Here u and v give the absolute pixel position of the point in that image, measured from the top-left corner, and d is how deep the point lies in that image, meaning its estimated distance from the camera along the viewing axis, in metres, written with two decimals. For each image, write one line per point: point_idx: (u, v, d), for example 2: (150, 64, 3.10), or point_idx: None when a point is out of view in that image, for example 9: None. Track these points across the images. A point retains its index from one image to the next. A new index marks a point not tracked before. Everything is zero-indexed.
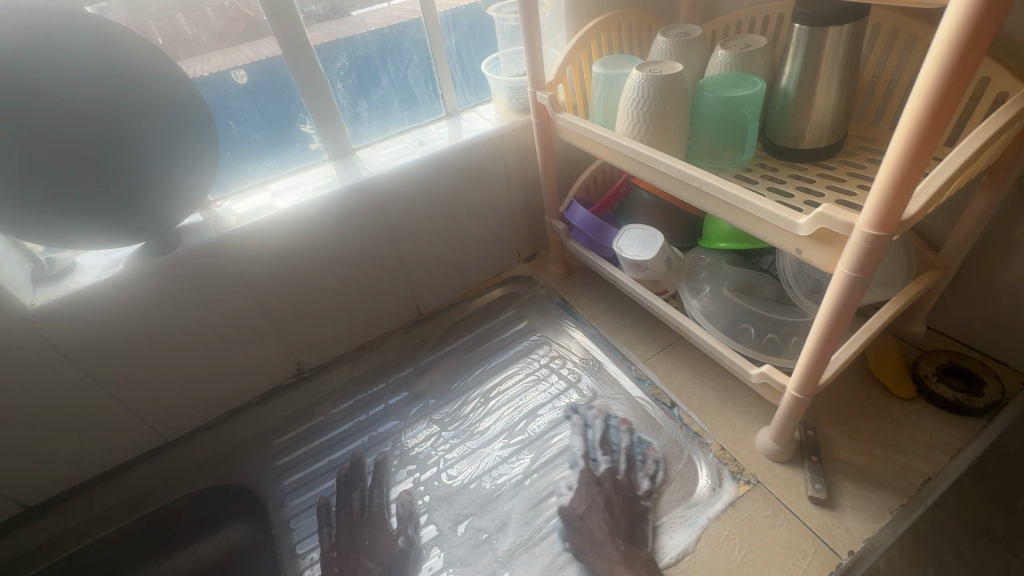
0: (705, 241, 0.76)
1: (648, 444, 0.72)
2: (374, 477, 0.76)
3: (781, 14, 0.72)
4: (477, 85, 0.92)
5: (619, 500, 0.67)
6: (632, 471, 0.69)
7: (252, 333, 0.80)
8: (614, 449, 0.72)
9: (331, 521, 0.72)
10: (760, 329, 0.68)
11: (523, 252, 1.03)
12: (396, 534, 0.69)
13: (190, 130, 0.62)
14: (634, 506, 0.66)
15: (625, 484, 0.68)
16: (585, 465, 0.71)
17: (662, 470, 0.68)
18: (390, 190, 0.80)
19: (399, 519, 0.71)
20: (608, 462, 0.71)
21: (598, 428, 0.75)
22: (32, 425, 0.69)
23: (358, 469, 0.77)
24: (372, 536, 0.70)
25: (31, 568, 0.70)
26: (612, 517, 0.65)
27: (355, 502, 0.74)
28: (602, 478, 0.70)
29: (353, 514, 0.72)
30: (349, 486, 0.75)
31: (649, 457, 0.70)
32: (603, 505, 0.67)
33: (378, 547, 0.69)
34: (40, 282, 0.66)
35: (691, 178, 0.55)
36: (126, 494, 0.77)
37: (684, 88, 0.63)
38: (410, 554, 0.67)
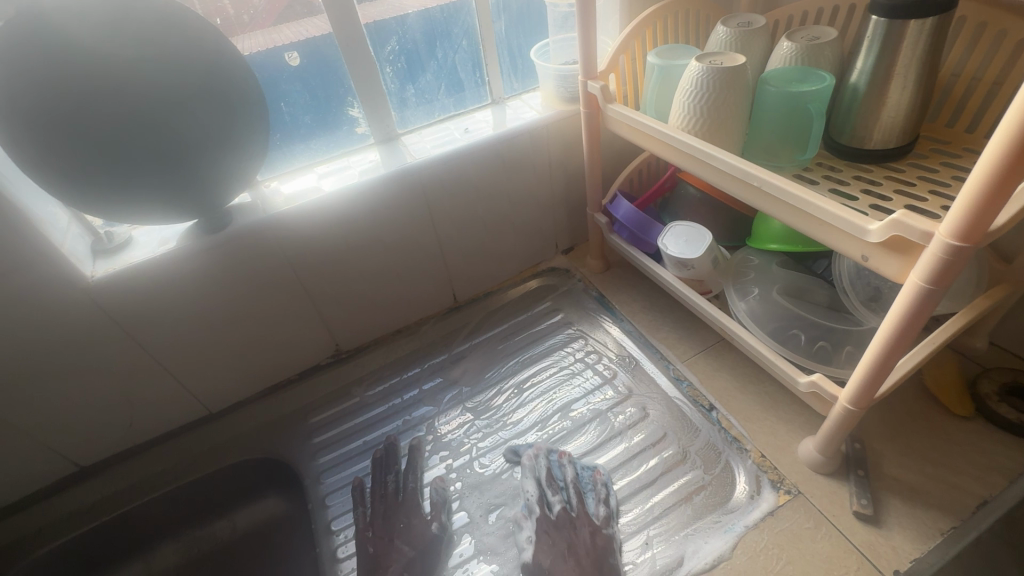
0: (755, 241, 0.73)
1: (591, 470, 0.71)
2: (408, 463, 0.77)
3: (854, 4, 0.68)
4: (524, 72, 0.90)
5: (585, 544, 0.64)
6: (583, 503, 0.68)
7: (294, 313, 0.82)
8: (560, 484, 0.70)
9: (365, 501, 0.73)
10: (810, 336, 0.65)
11: (561, 244, 1.02)
12: (430, 520, 0.70)
13: (243, 113, 0.63)
14: (598, 541, 0.64)
15: (579, 521, 0.66)
16: (540, 511, 0.67)
17: (613, 494, 0.68)
18: (433, 176, 0.79)
19: (432, 506, 0.71)
20: (559, 500, 0.68)
21: (537, 463, 0.72)
22: (89, 389, 0.72)
23: (391, 453, 0.78)
24: (407, 521, 0.70)
25: (85, 525, 0.75)
26: (581, 564, 0.62)
27: (390, 484, 0.75)
28: (547, 523, 0.66)
29: (388, 496, 0.73)
30: (384, 468, 0.76)
31: (599, 482, 0.69)
32: (565, 550, 0.64)
33: (412, 532, 0.69)
34: (98, 255, 0.68)
35: (751, 177, 0.53)
36: (171, 461, 0.81)
37: (746, 81, 0.61)
38: (442, 542, 0.68)
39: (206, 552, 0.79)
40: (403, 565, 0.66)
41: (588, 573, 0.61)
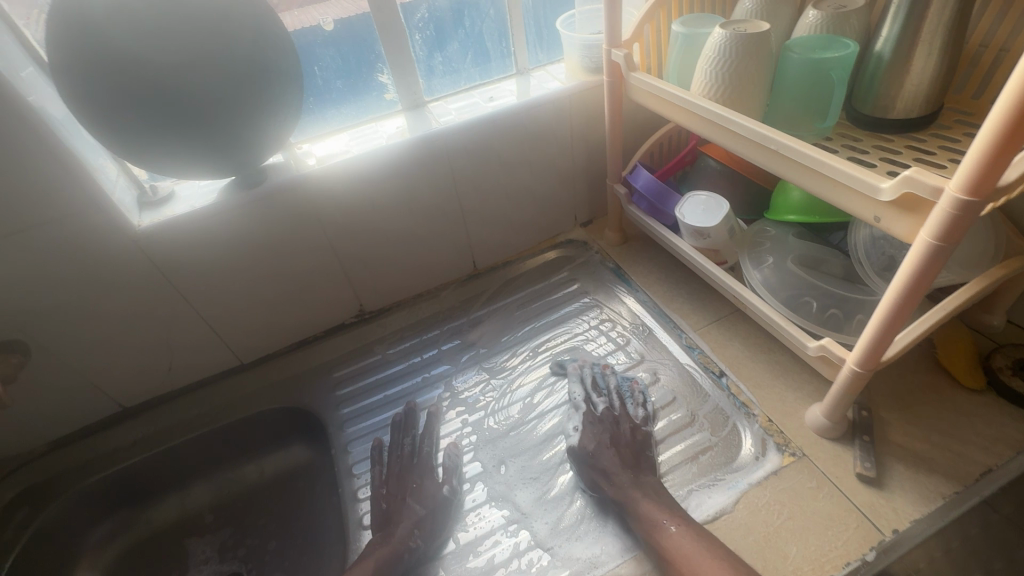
0: (773, 213, 0.74)
1: (629, 380, 0.78)
2: (425, 427, 0.79)
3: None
4: (550, 43, 0.92)
5: (623, 434, 0.70)
6: (625, 405, 0.74)
7: (321, 271, 0.85)
8: (606, 388, 0.77)
9: (383, 460, 0.75)
10: (822, 304, 0.66)
11: (580, 217, 1.04)
12: (442, 482, 0.72)
13: (280, 72, 0.66)
14: (637, 435, 0.70)
15: (621, 417, 0.72)
16: (586, 407, 0.76)
17: (648, 399, 0.75)
18: (459, 142, 0.82)
19: (445, 470, 0.73)
20: (604, 401, 0.75)
21: (582, 372, 0.80)
22: (132, 334, 0.77)
23: (410, 416, 0.80)
24: (420, 480, 0.72)
25: (128, 458, 0.81)
26: (620, 451, 0.68)
27: (407, 445, 0.76)
28: (594, 416, 0.74)
29: (405, 457, 0.75)
30: (402, 431, 0.78)
31: (634, 389, 0.76)
32: (609, 438, 0.70)
33: (424, 492, 0.70)
34: (143, 206, 0.73)
35: (768, 140, 0.55)
36: (205, 407, 0.86)
37: (768, 48, 0.61)
38: (452, 505, 0.70)
39: (237, 493, 0.85)
40: (413, 522, 0.67)
41: (624, 457, 0.68)
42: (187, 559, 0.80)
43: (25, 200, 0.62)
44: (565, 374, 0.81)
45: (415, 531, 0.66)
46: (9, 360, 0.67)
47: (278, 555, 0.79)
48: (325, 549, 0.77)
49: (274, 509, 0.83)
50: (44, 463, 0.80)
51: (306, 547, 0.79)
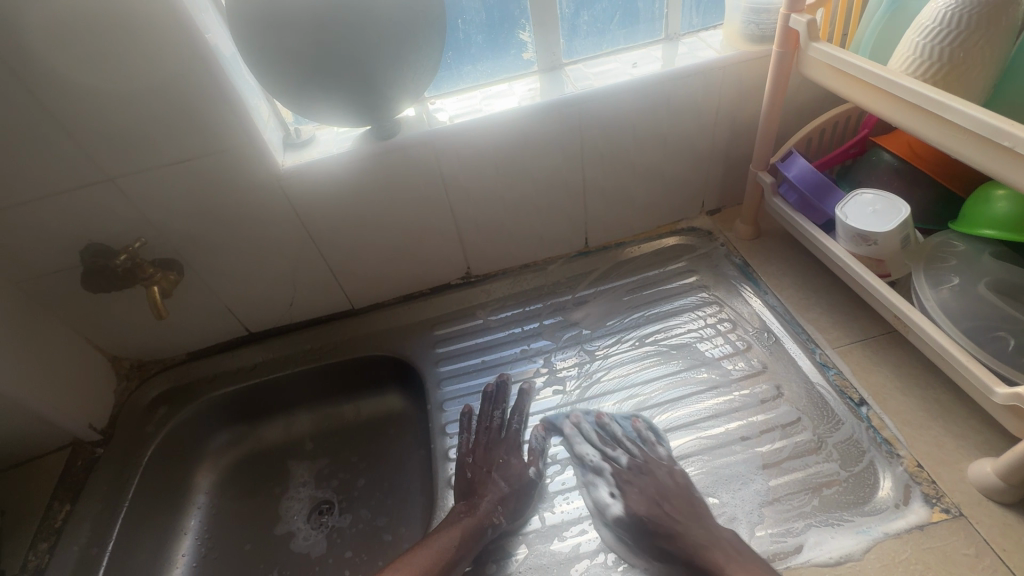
0: (963, 224, 0.62)
1: (756, 401, 0.70)
2: (515, 405, 0.77)
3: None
4: (709, 6, 0.82)
5: (666, 484, 0.65)
6: (648, 449, 0.69)
7: (437, 230, 0.86)
8: (716, 411, 0.71)
9: (471, 428, 0.76)
10: (1021, 344, 0.54)
11: (708, 203, 0.94)
12: (528, 463, 0.71)
13: (425, 23, 0.66)
14: (676, 479, 0.65)
15: (650, 464, 0.67)
16: (609, 466, 0.69)
17: (749, 427, 0.68)
18: (594, 110, 0.77)
19: (531, 452, 0.72)
20: (625, 453, 0.69)
21: (582, 428, 0.73)
22: (264, 267, 0.83)
23: (501, 390, 0.79)
24: (506, 457, 0.71)
25: (252, 377, 0.89)
26: (668, 510, 0.62)
27: (496, 418, 0.76)
28: (625, 473, 0.68)
29: (493, 431, 0.74)
30: (493, 403, 0.78)
31: (754, 413, 0.69)
32: (654, 496, 0.64)
33: (509, 469, 0.70)
34: (288, 147, 0.77)
35: (997, 134, 0.44)
36: (318, 343, 0.91)
37: (1012, 19, 0.49)
38: (536, 488, 0.69)
39: (335, 426, 0.91)
40: (498, 498, 0.66)
41: (680, 509, 0.62)
42: (289, 478, 0.87)
43: (192, 131, 0.67)
44: (558, 432, 0.74)
45: (499, 507, 0.66)
46: (169, 277, 0.76)
47: (365, 492, 0.84)
48: (409, 498, 0.81)
49: (366, 450, 0.88)
50: (185, 369, 0.90)
51: (392, 492, 0.83)
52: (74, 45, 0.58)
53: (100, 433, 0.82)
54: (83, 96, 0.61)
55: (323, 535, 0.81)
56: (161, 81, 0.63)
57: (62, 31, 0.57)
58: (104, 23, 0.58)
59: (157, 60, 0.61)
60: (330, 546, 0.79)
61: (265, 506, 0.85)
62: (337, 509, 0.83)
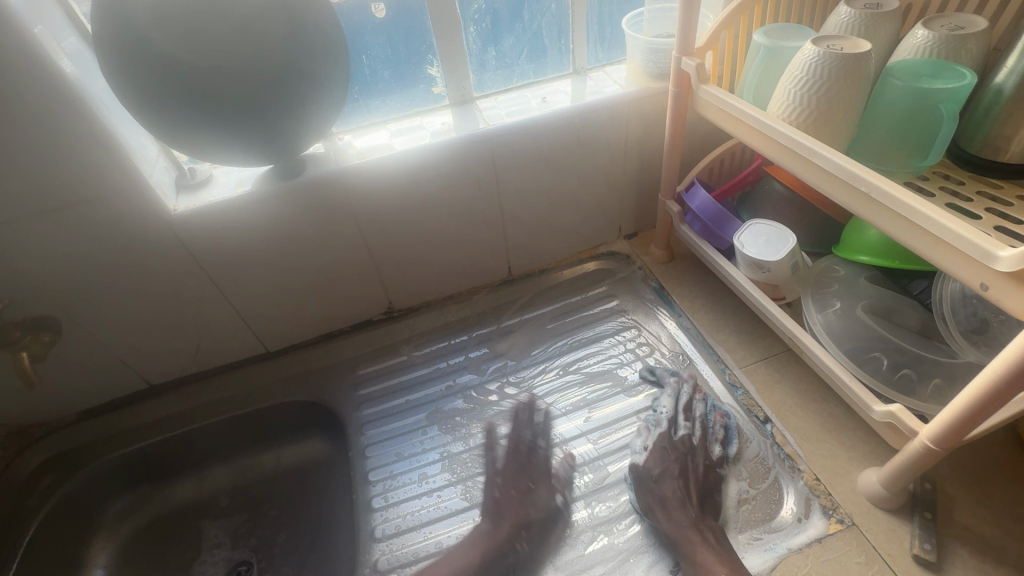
0: (843, 250, 0.67)
1: (716, 411, 0.72)
2: (544, 424, 0.77)
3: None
4: (612, 42, 0.85)
5: (695, 470, 0.66)
6: (706, 439, 0.69)
7: (354, 268, 0.83)
8: (694, 415, 0.71)
9: (496, 446, 0.76)
10: (894, 362, 0.60)
11: (625, 228, 0.97)
12: (554, 491, 0.70)
13: (327, 62, 0.64)
14: (709, 475, 0.66)
15: (699, 450, 0.68)
16: (667, 428, 0.71)
17: (732, 438, 0.69)
18: (507, 144, 0.77)
19: (557, 478, 0.71)
20: (685, 428, 0.70)
21: (678, 389, 0.74)
22: (161, 316, 0.77)
23: (530, 410, 0.78)
24: (534, 482, 0.71)
25: (154, 435, 0.81)
26: (688, 487, 0.65)
27: (540, 444, 0.75)
28: (676, 444, 0.69)
29: (523, 453, 0.74)
30: (523, 424, 0.77)
31: (720, 424, 0.70)
32: (679, 474, 0.66)
33: (538, 496, 0.70)
34: (181, 189, 0.71)
35: (857, 180, 0.48)
36: (229, 391, 0.85)
37: (867, 72, 0.54)
38: (564, 518, 0.68)
39: (252, 479, 0.85)
40: (523, 525, 0.68)
41: (693, 493, 0.65)
42: (201, 540, 0.81)
43: (64, 178, 0.61)
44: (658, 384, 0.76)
45: (523, 534, 0.68)
46: (41, 340, 0.68)
47: (287, 549, 0.79)
48: (333, 551, 0.77)
49: (285, 501, 0.83)
50: (74, 431, 0.81)
51: (315, 545, 0.78)
52: None
53: None
54: None
55: None
56: (26, 126, 0.57)
57: None
58: None
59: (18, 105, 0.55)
60: None
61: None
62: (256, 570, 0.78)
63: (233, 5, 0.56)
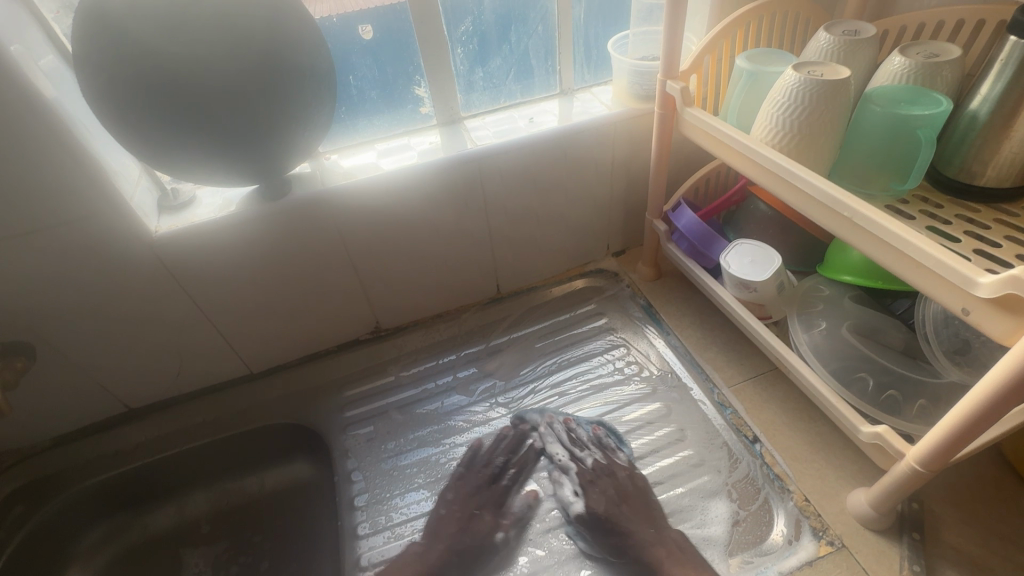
0: (828, 270, 0.68)
1: (592, 424, 0.77)
2: (394, 433, 0.80)
3: (963, 19, 0.60)
4: (599, 63, 0.86)
5: (626, 486, 0.69)
6: (608, 455, 0.73)
7: (340, 287, 0.82)
8: (584, 441, 0.75)
9: (371, 455, 0.77)
10: (880, 382, 0.60)
11: (613, 245, 0.98)
12: (438, 474, 0.75)
13: (313, 82, 0.64)
14: (635, 481, 0.69)
15: (613, 467, 0.71)
16: (647, 433, 0.74)
17: (623, 442, 0.74)
18: (495, 164, 0.78)
19: (432, 468, 0.76)
20: (589, 454, 0.73)
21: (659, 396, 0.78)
22: (141, 339, 0.75)
23: (377, 420, 0.81)
24: (400, 479, 0.75)
25: (132, 461, 0.79)
26: (631, 505, 0.67)
27: (387, 444, 0.79)
28: (588, 474, 0.71)
29: (383, 456, 0.77)
30: (383, 434, 0.80)
31: (601, 436, 0.75)
32: (615, 496, 0.68)
33: (413, 483, 0.74)
34: (164, 210, 0.70)
35: (840, 205, 0.48)
36: (211, 414, 0.83)
37: (847, 97, 0.55)
38: (440, 493, 0.73)
39: (233, 505, 0.83)
40: (424, 512, 0.71)
41: (637, 509, 0.67)
42: (180, 570, 0.78)
43: (42, 201, 0.60)
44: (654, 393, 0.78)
45: (420, 518, 0.71)
46: (14, 364, 0.65)
47: None
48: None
49: (269, 527, 0.81)
50: (47, 458, 0.78)
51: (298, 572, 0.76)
52: None
53: None
54: None
55: None
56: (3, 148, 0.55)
57: None
58: None
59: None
60: None
61: None
62: None
63: (214, 26, 0.55)
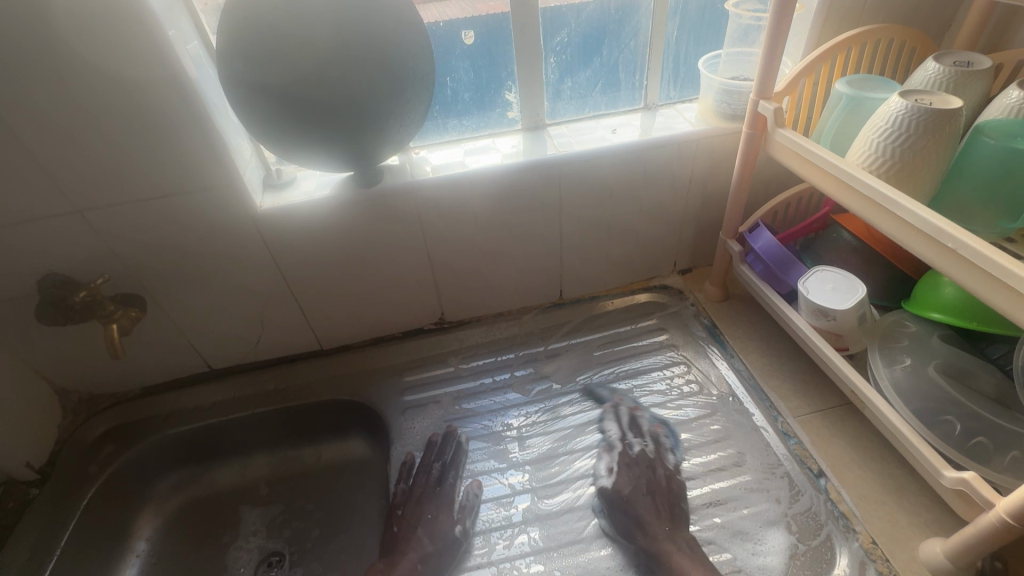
0: (916, 306, 0.65)
1: (658, 420, 0.78)
2: (454, 458, 0.77)
3: None
4: (686, 80, 0.87)
5: (660, 483, 0.70)
6: (659, 450, 0.74)
7: (413, 276, 0.86)
8: (642, 429, 0.77)
9: (407, 479, 0.76)
10: (968, 429, 0.57)
11: (680, 263, 0.97)
12: (455, 521, 0.71)
13: (417, 78, 0.68)
14: (672, 484, 0.70)
15: (657, 463, 0.73)
16: (622, 447, 0.76)
17: (678, 444, 0.75)
18: (576, 172, 0.79)
19: (461, 508, 0.72)
20: (640, 443, 0.75)
21: (618, 409, 0.80)
22: (231, 306, 0.81)
23: (445, 442, 0.79)
24: (434, 513, 0.72)
25: (207, 418, 0.85)
26: (656, 501, 0.69)
27: (435, 469, 0.76)
28: (631, 458, 0.74)
29: (428, 483, 0.75)
30: (434, 454, 0.77)
31: (662, 434, 0.76)
32: (643, 487, 0.70)
33: (435, 526, 0.71)
34: (267, 188, 0.76)
35: (941, 234, 0.47)
36: (281, 383, 0.88)
37: (956, 128, 0.54)
38: (461, 546, 0.69)
39: (292, 472, 0.87)
40: (419, 556, 0.68)
41: (660, 505, 0.68)
42: (239, 525, 0.83)
43: (171, 171, 0.66)
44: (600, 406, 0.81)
45: (418, 566, 0.68)
46: (130, 314, 0.73)
47: (320, 543, 0.80)
48: (363, 553, 0.78)
49: (322, 497, 0.84)
50: (137, 405, 0.86)
51: (347, 544, 0.79)
52: (59, 83, 0.58)
53: (36, 472, 0.77)
54: (61, 132, 0.61)
55: None
56: (146, 121, 0.62)
57: (42, 66, 0.56)
58: (88, 63, 0.57)
59: (143, 99, 0.61)
60: None
61: (209, 557, 0.80)
62: (287, 562, 0.79)
63: (338, 20, 0.60)
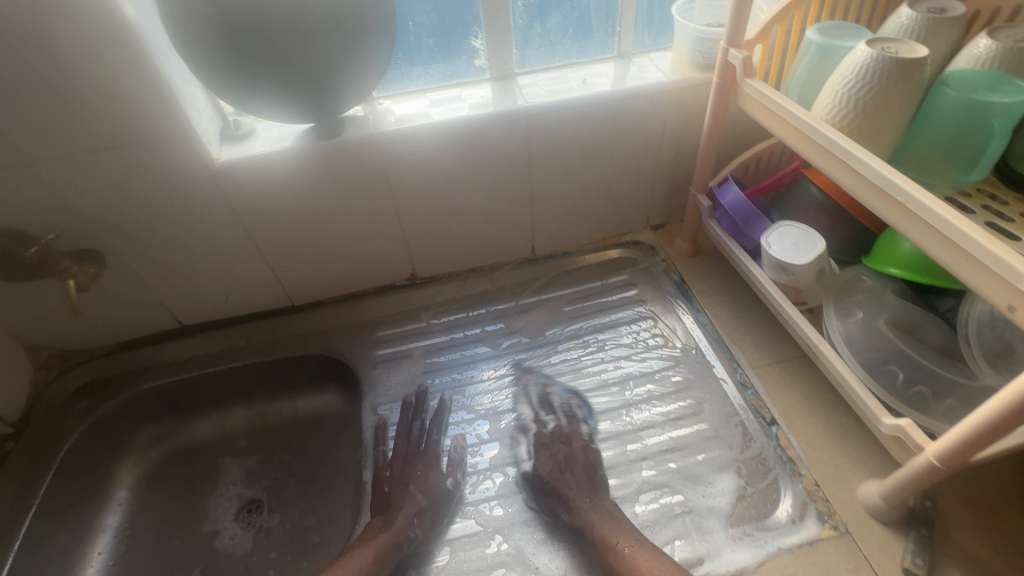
0: (874, 261, 0.66)
1: (568, 393, 0.79)
2: (434, 415, 0.79)
3: None
4: (661, 27, 0.84)
5: (576, 457, 0.71)
6: (573, 423, 0.76)
7: (382, 231, 0.85)
8: (554, 406, 0.78)
9: (386, 441, 0.76)
10: (910, 377, 0.59)
11: (653, 219, 0.97)
12: (446, 474, 0.72)
13: (375, 24, 0.64)
14: (588, 455, 0.71)
15: (571, 435, 0.74)
16: (535, 428, 0.77)
17: (591, 413, 0.77)
18: (543, 124, 0.77)
19: (449, 462, 0.74)
20: (553, 419, 0.77)
21: (529, 389, 0.81)
22: (196, 262, 0.80)
23: (421, 400, 0.80)
24: (424, 470, 0.71)
25: (181, 372, 0.86)
26: (575, 476, 0.69)
27: (416, 427, 0.77)
28: (546, 436, 0.75)
29: (411, 441, 0.75)
30: (412, 414, 0.78)
31: (576, 405, 0.78)
32: (560, 463, 0.71)
33: (427, 481, 0.70)
34: (225, 139, 0.74)
35: (892, 189, 0.47)
36: (253, 338, 0.89)
37: (920, 79, 0.53)
38: (452, 500, 0.70)
39: (268, 424, 0.89)
40: (414, 510, 0.67)
41: (579, 479, 0.69)
42: (219, 474, 0.85)
43: (118, 122, 0.64)
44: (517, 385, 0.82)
45: (415, 520, 0.67)
46: (88, 271, 0.74)
47: (296, 492, 0.83)
48: (339, 499, 0.81)
49: (301, 449, 0.87)
50: (109, 361, 0.87)
51: (322, 491, 0.82)
52: None
53: (10, 426, 0.78)
54: None
55: (250, 536, 0.79)
56: (86, 69, 0.60)
57: None
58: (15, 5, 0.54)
59: (78, 41, 0.58)
60: (256, 546, 0.78)
61: (189, 505, 0.82)
62: (266, 508, 0.82)
63: None
